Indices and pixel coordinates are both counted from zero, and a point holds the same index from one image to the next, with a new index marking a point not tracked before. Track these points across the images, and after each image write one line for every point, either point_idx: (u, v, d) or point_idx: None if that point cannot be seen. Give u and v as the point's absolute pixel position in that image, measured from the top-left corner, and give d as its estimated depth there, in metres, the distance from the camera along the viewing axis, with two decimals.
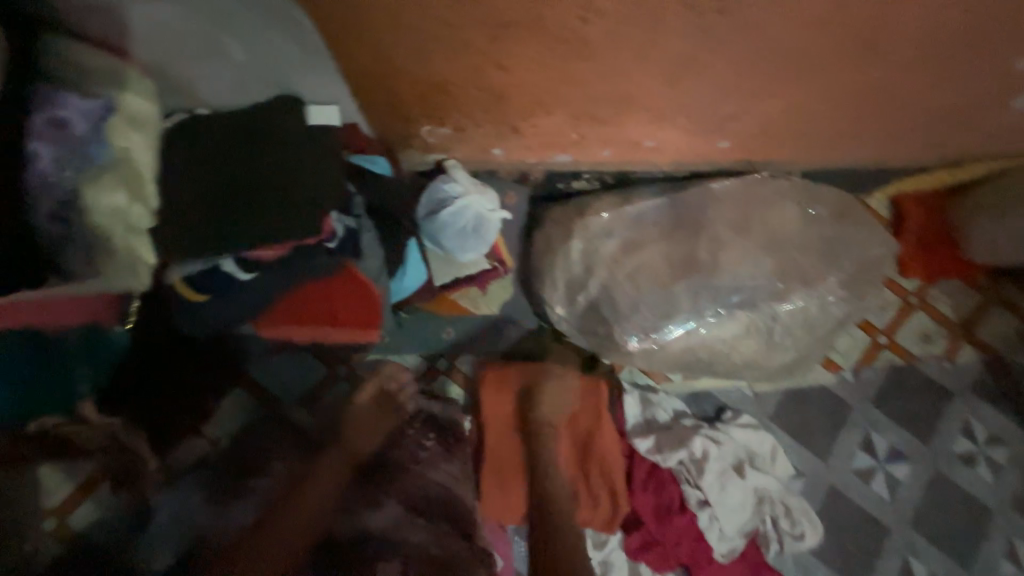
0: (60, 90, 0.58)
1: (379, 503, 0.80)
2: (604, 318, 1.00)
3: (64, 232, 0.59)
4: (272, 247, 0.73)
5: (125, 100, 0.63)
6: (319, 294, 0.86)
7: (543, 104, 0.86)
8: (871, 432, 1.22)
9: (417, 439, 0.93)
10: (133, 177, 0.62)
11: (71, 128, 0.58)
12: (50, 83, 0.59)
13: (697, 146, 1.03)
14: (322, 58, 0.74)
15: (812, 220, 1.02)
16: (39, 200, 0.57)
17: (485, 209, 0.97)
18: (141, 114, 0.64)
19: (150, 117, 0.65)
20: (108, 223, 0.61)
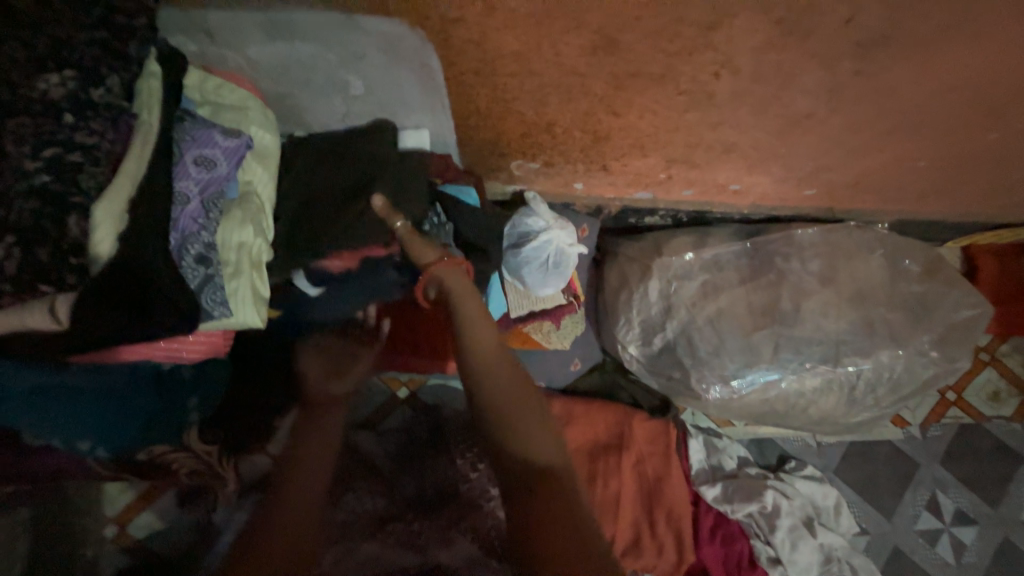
0: (206, 124, 0.54)
1: (452, 540, 0.82)
2: (680, 361, 0.99)
3: (206, 275, 0.52)
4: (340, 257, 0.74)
5: (253, 134, 0.61)
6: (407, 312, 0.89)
7: (642, 146, 0.83)
8: (937, 492, 1.18)
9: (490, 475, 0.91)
10: (258, 214, 0.58)
11: (219, 167, 0.53)
12: (190, 118, 0.54)
13: (783, 193, 0.99)
14: (439, 99, 0.72)
15: (898, 275, 0.99)
16: (182, 243, 0.51)
17: (565, 244, 0.94)
18: (263, 147, 0.62)
19: (271, 151, 0.63)
20: (238, 259, 0.55)
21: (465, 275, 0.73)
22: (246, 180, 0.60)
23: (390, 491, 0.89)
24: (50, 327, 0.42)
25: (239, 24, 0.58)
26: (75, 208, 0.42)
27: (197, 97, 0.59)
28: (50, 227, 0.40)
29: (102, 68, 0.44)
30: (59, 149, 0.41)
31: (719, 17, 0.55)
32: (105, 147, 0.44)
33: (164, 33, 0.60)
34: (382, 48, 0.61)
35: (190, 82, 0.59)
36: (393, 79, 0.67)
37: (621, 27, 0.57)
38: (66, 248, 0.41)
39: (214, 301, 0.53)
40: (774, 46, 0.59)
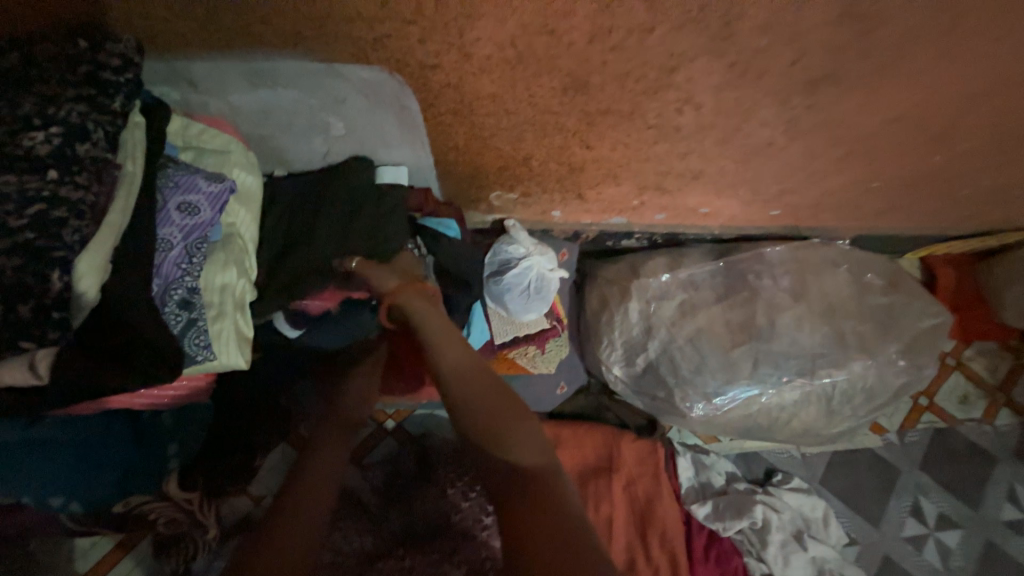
0: (189, 171, 0.54)
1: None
2: (664, 380, 1.00)
3: (189, 319, 0.52)
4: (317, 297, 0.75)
5: (234, 177, 0.62)
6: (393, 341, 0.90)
7: (615, 176, 0.87)
8: (920, 497, 1.21)
9: (482, 507, 0.90)
10: (240, 256, 0.58)
11: (202, 213, 0.53)
12: (174, 164, 0.54)
13: (751, 214, 1.04)
14: (419, 138, 0.74)
15: (864, 288, 1.04)
16: (163, 289, 0.51)
17: (546, 269, 0.97)
18: (245, 189, 0.63)
19: (253, 192, 0.64)
20: (221, 300, 0.55)
21: (431, 299, 0.73)
22: (229, 221, 0.60)
23: (379, 528, 0.88)
24: (30, 382, 0.41)
25: (221, 74, 0.60)
26: (56, 261, 0.40)
27: (180, 143, 0.60)
28: (32, 282, 0.39)
29: (87, 122, 0.44)
30: (41, 204, 0.41)
31: (679, 60, 0.59)
32: (88, 200, 0.43)
33: (145, 81, 0.61)
34: (363, 92, 0.64)
35: (173, 128, 0.61)
36: (374, 121, 0.70)
37: (589, 70, 0.61)
38: (49, 303, 0.40)
39: (196, 345, 0.53)
40: (732, 84, 0.63)
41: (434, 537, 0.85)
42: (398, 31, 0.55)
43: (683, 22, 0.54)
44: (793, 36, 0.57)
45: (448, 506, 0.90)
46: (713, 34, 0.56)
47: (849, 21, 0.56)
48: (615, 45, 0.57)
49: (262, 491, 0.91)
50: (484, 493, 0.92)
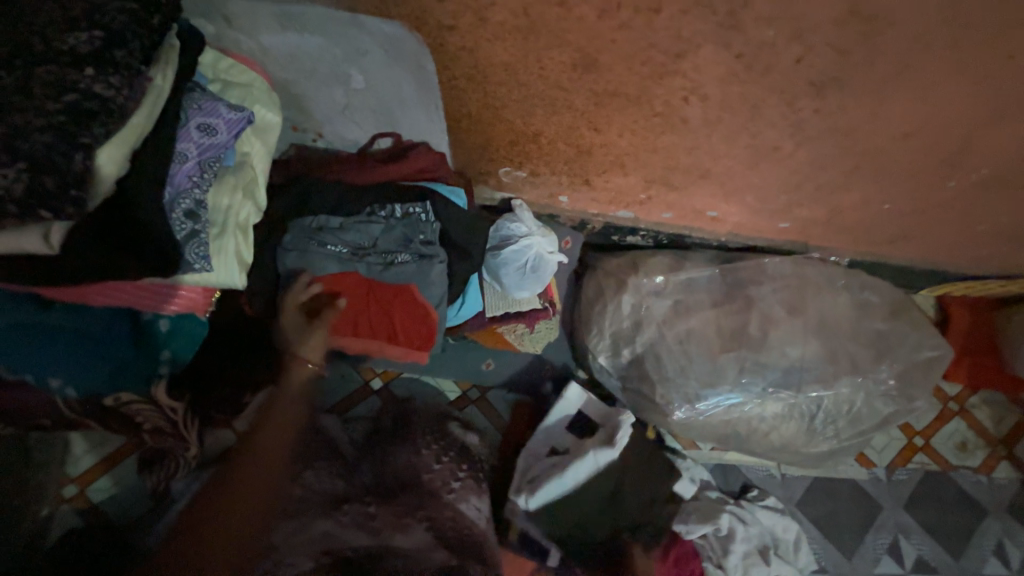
0: (212, 99, 0.59)
1: (408, 527, 0.84)
2: (648, 375, 1.01)
3: (192, 230, 0.56)
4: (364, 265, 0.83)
5: (255, 111, 0.66)
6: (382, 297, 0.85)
7: (622, 164, 0.89)
8: (899, 537, 1.18)
9: (453, 471, 0.94)
10: (251, 183, 0.65)
11: (219, 135, 0.58)
12: (199, 90, 0.59)
13: (758, 223, 1.04)
14: (434, 101, 0.78)
15: (863, 310, 1.03)
16: (173, 199, 0.54)
17: (545, 251, 0.99)
18: (262, 123, 0.67)
19: (270, 129, 0.68)
20: (221, 221, 0.61)
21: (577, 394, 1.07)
22: (243, 150, 0.65)
23: (350, 475, 0.90)
24: (45, 251, 0.47)
25: (256, 14, 0.64)
26: (83, 147, 0.43)
27: (210, 76, 0.65)
28: (57, 159, 0.42)
29: (127, 32, 0.48)
30: (76, 95, 0.44)
31: (686, 45, 0.61)
32: (119, 98, 0.46)
33: (186, 13, 0.66)
34: (383, 47, 0.68)
35: (205, 61, 0.65)
36: (393, 80, 0.73)
37: (598, 47, 0.63)
38: (69, 184, 0.43)
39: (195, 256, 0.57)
40: (738, 76, 0.64)
41: (401, 492, 0.89)
42: None
43: (692, 5, 0.56)
44: (799, 32, 0.58)
45: (420, 462, 0.93)
46: (720, 20, 0.57)
47: (856, 20, 0.57)
48: (624, 23, 0.59)
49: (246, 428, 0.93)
50: (456, 459, 0.96)
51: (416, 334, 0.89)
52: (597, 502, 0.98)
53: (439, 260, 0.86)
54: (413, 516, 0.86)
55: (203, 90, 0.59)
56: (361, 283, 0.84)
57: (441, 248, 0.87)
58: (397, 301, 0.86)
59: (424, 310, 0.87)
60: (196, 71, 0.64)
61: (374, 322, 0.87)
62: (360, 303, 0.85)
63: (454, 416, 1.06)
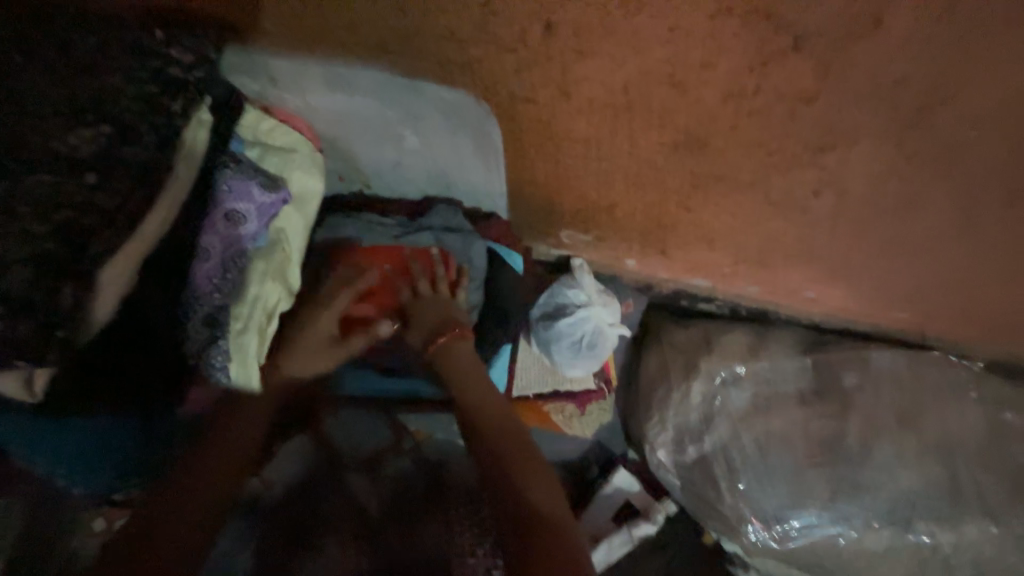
0: (247, 177, 0.53)
1: None
2: (715, 480, 0.86)
3: (209, 336, 0.54)
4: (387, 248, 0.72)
5: (294, 178, 0.57)
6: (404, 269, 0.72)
7: (711, 242, 0.74)
8: None
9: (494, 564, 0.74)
10: (281, 268, 0.56)
11: (247, 224, 0.54)
12: (233, 165, 0.53)
13: (866, 311, 0.85)
14: (499, 165, 0.67)
15: (998, 430, 0.83)
16: (195, 305, 0.53)
17: (605, 323, 0.87)
18: (302, 193, 0.58)
19: (311, 197, 0.59)
20: (249, 314, 0.55)
21: (635, 490, 0.93)
22: (280, 225, 0.57)
23: (377, 553, 0.76)
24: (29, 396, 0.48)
25: (304, 72, 0.57)
26: (70, 275, 0.46)
27: (248, 138, 0.55)
28: (42, 296, 0.44)
29: (138, 129, 0.50)
30: (71, 214, 0.46)
31: (837, 137, 0.47)
32: (122, 206, 0.48)
33: (229, 69, 0.59)
34: (445, 113, 0.58)
35: (245, 122, 0.55)
36: (452, 142, 0.64)
37: (712, 131, 0.50)
38: (51, 317, 0.45)
39: (217, 362, 0.55)
40: (898, 175, 0.50)
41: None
42: (493, 56, 0.48)
43: (860, 94, 0.42)
44: None
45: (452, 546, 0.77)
46: None
47: None
48: (757, 108, 0.46)
49: (274, 478, 0.85)
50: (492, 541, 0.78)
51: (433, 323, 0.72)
52: None
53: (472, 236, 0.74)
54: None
55: (242, 160, 0.54)
56: (386, 257, 0.72)
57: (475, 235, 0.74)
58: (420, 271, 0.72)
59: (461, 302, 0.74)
60: (232, 141, 0.54)
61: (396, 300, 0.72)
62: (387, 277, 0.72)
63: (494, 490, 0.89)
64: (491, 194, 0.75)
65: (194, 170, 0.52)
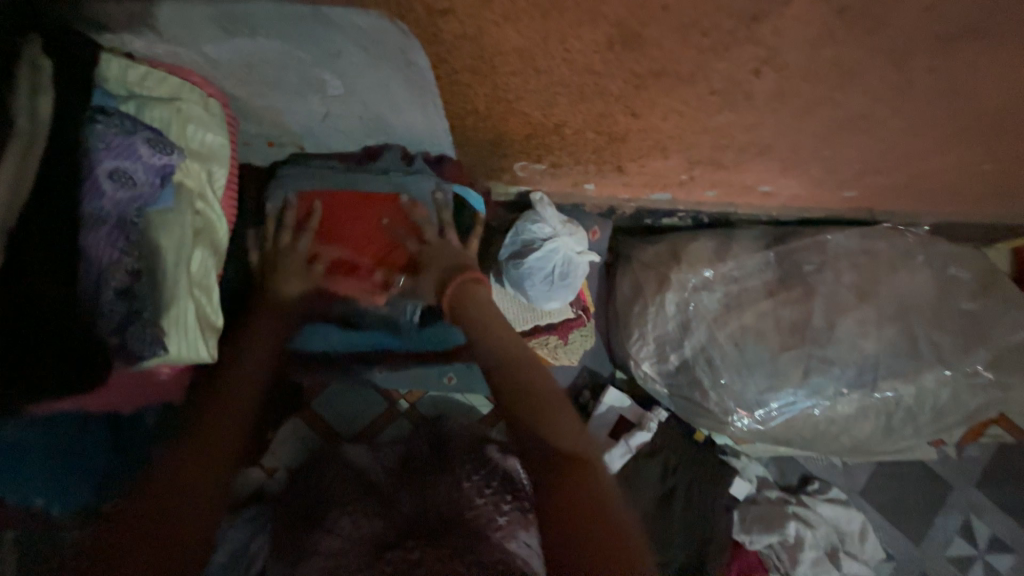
0: (129, 132, 0.49)
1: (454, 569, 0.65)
2: (698, 381, 0.90)
3: (128, 311, 0.50)
4: (331, 193, 0.72)
5: (192, 134, 0.57)
6: (353, 205, 0.72)
7: (664, 148, 0.74)
8: (970, 517, 1.10)
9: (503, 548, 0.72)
10: (207, 228, 0.59)
11: (139, 184, 0.50)
12: (104, 120, 0.48)
13: (820, 195, 0.89)
14: (432, 99, 0.64)
15: (947, 287, 0.89)
16: (105, 273, 0.48)
17: (574, 252, 0.88)
18: (203, 150, 0.58)
19: (217, 154, 0.60)
20: (175, 279, 0.53)
21: (627, 406, 0.97)
22: (179, 180, 0.55)
23: (387, 513, 0.78)
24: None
25: (188, 20, 0.50)
26: None
27: (121, 92, 0.53)
28: None
29: None
30: None
31: (769, 4, 0.45)
32: None
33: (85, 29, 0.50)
34: (363, 45, 0.53)
35: (109, 74, 0.52)
36: (375, 78, 0.60)
37: (645, 19, 0.47)
38: None
39: (146, 338, 0.51)
40: (832, 38, 0.49)
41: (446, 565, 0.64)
42: None
43: None
44: None
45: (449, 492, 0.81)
46: None
47: None
48: None
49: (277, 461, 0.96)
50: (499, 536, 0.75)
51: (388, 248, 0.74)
52: (664, 520, 0.87)
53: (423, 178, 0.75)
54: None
55: (117, 114, 0.49)
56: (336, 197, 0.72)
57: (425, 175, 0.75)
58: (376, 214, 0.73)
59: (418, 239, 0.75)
60: (95, 90, 0.50)
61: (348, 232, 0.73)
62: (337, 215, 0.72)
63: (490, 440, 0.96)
64: (430, 134, 0.73)
65: (42, 123, 0.44)
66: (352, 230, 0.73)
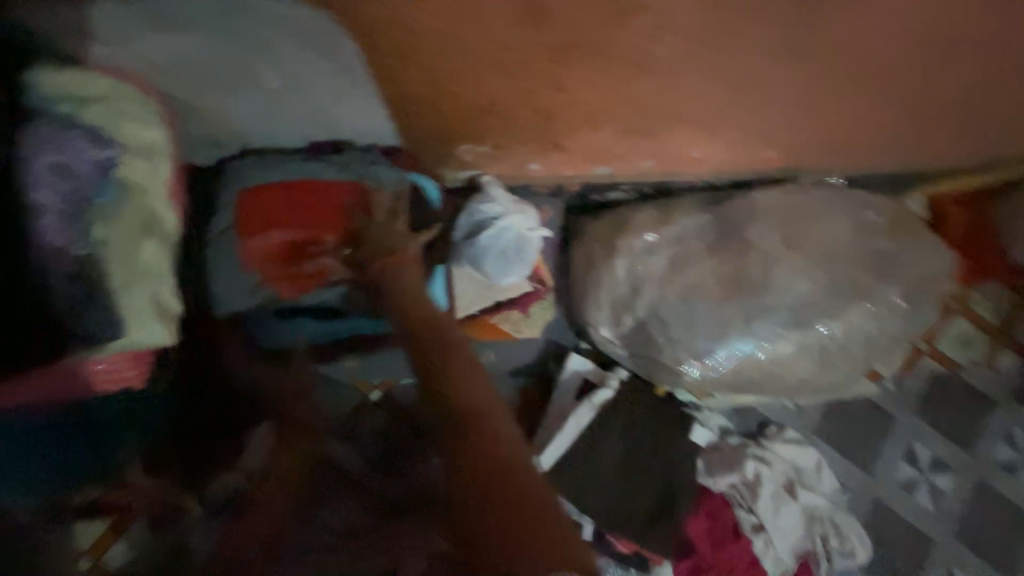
0: (67, 132, 0.59)
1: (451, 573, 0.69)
2: (652, 338, 0.97)
3: (82, 290, 0.58)
4: (288, 182, 0.78)
5: (131, 132, 0.64)
6: (311, 193, 0.78)
7: (593, 120, 0.81)
8: (914, 443, 1.19)
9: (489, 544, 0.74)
10: (153, 220, 0.66)
11: (77, 173, 0.59)
12: (43, 119, 0.59)
13: (744, 157, 0.98)
14: (363, 82, 0.72)
15: (865, 231, 0.98)
16: (49, 255, 0.57)
17: (525, 229, 0.92)
18: (144, 146, 0.65)
19: (157, 147, 0.66)
20: (120, 265, 0.61)
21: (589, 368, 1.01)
22: (124, 176, 0.63)
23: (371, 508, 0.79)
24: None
25: (126, 26, 0.62)
26: None
27: (64, 97, 0.61)
28: None
29: None
30: None
31: None
32: None
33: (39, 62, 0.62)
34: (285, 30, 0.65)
35: (48, 82, 0.61)
36: (307, 68, 0.69)
37: None
38: None
39: (99, 317, 0.60)
40: None
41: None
42: None
43: None
44: None
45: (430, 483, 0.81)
46: None
47: None
48: None
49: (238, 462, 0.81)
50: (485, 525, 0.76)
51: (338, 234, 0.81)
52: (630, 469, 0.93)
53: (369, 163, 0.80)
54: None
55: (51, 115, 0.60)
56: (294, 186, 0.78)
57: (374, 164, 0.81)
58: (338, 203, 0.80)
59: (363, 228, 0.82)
60: (33, 95, 0.60)
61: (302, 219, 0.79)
62: (295, 206, 0.78)
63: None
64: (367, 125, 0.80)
65: None
66: (305, 217, 0.79)
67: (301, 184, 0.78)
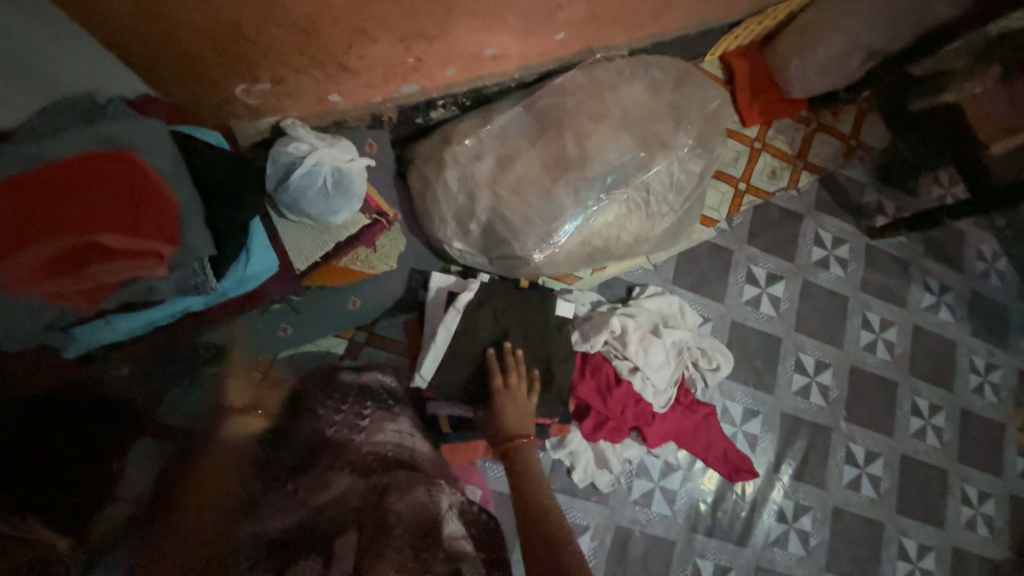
0: None
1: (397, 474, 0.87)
2: (500, 236, 1.02)
3: None
4: (31, 176, 0.60)
5: None
6: (67, 182, 0.62)
7: (362, 29, 0.80)
8: (751, 266, 1.40)
9: (432, 489, 0.85)
10: None
11: None
12: None
13: (537, 46, 1.03)
14: (60, 19, 0.63)
15: (656, 89, 1.09)
16: None
17: (342, 161, 0.89)
18: None
19: None
20: None
21: (454, 280, 1.07)
22: None
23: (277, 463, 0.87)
24: None
25: None
26: None
27: None
28: None
29: None
30: None
31: None
32: None
33: None
34: None
35: None
36: None
37: None
38: None
39: None
40: None
41: (376, 533, 0.73)
42: None
43: None
44: None
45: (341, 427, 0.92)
46: None
47: None
48: None
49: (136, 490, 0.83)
50: (412, 466, 0.89)
51: (148, 223, 0.67)
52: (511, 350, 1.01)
53: (139, 122, 0.71)
54: (432, 553, 0.73)
55: None
56: (38, 182, 0.60)
57: (150, 128, 0.72)
58: (112, 185, 0.65)
59: (165, 203, 0.69)
60: None
61: (67, 213, 0.61)
62: (48, 201, 0.60)
63: (367, 366, 1.08)
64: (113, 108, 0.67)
65: None
66: (70, 211, 0.61)
67: (42, 177, 0.61)
